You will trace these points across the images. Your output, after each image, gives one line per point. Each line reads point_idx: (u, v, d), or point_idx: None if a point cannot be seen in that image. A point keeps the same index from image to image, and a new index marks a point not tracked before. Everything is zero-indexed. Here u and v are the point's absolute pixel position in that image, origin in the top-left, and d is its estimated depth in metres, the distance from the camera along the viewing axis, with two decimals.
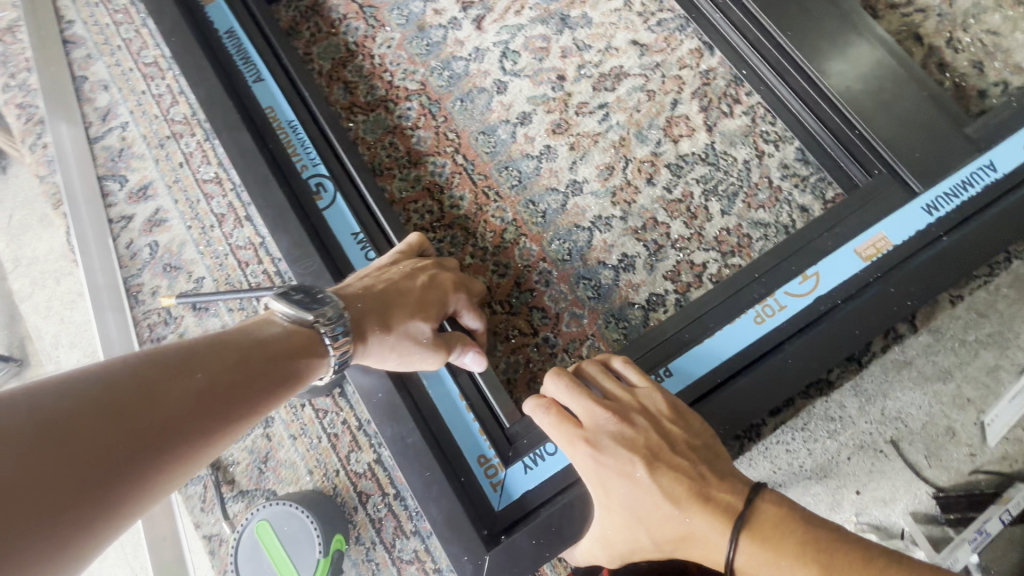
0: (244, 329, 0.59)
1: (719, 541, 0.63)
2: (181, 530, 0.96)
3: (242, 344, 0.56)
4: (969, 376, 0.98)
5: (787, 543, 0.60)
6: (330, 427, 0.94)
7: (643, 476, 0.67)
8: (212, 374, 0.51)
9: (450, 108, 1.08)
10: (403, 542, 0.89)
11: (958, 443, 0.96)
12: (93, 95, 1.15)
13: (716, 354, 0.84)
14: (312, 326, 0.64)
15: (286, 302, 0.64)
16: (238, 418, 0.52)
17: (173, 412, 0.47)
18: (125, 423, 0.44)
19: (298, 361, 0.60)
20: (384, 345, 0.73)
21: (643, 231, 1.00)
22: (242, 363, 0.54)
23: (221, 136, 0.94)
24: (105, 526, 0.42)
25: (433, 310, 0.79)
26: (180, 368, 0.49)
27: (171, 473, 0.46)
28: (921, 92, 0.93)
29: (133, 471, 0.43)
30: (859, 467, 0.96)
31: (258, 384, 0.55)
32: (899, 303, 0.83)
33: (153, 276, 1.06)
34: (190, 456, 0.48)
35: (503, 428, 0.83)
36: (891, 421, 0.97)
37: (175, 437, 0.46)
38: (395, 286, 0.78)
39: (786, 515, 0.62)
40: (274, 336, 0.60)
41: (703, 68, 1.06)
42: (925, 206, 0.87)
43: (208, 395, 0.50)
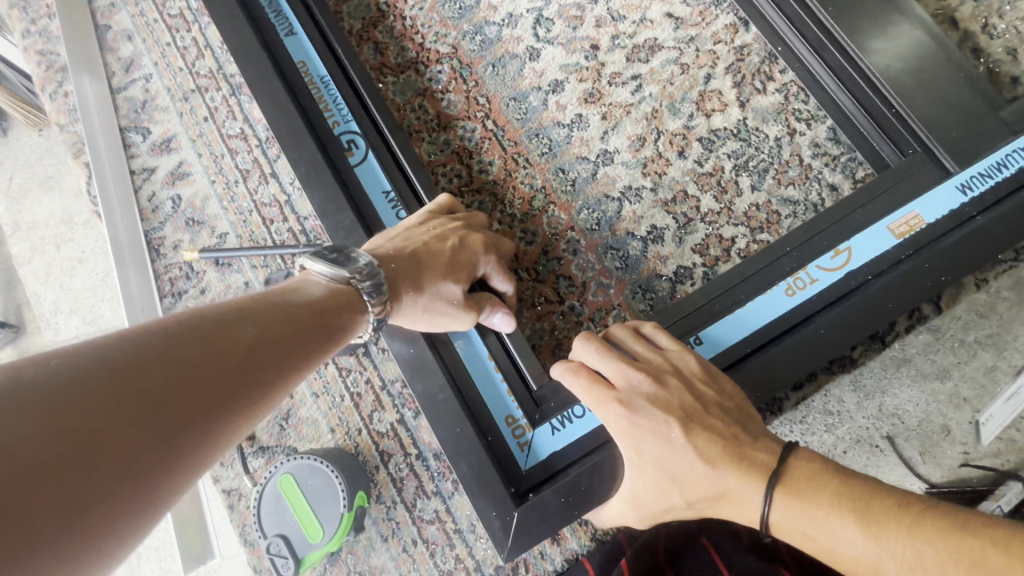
0: (283, 290, 0.58)
1: (754, 497, 0.64)
2: (201, 483, 0.95)
3: (284, 301, 0.55)
4: (966, 376, 0.99)
5: (822, 494, 0.61)
6: (353, 386, 0.94)
7: (677, 437, 0.68)
8: (262, 328, 0.50)
9: (482, 73, 1.07)
10: (424, 502, 0.89)
11: (953, 441, 0.98)
12: (116, 44, 1.13)
13: (747, 325, 0.85)
14: (349, 282, 0.62)
15: (320, 262, 0.63)
16: (294, 370, 0.52)
17: (231, 361, 0.46)
18: (189, 373, 0.42)
19: (341, 316, 0.59)
20: (416, 305, 0.73)
21: (673, 203, 0.99)
22: (290, 317, 0.54)
23: (254, 88, 0.93)
24: (184, 478, 0.41)
25: (463, 272, 0.78)
26: (230, 322, 0.48)
27: (238, 424, 0.45)
28: (958, 74, 0.93)
29: (203, 421, 0.42)
30: (855, 460, 0.99)
31: (308, 337, 0.54)
32: (931, 279, 0.83)
33: (176, 230, 1.05)
34: (253, 407, 0.47)
35: (530, 391, 0.83)
36: (888, 417, 0.98)
37: (238, 386, 0.45)
38: (426, 246, 0.76)
39: (821, 469, 0.63)
40: (314, 293, 0.59)
41: (738, 44, 1.05)
42: (960, 185, 0.87)
43: (263, 346, 0.49)
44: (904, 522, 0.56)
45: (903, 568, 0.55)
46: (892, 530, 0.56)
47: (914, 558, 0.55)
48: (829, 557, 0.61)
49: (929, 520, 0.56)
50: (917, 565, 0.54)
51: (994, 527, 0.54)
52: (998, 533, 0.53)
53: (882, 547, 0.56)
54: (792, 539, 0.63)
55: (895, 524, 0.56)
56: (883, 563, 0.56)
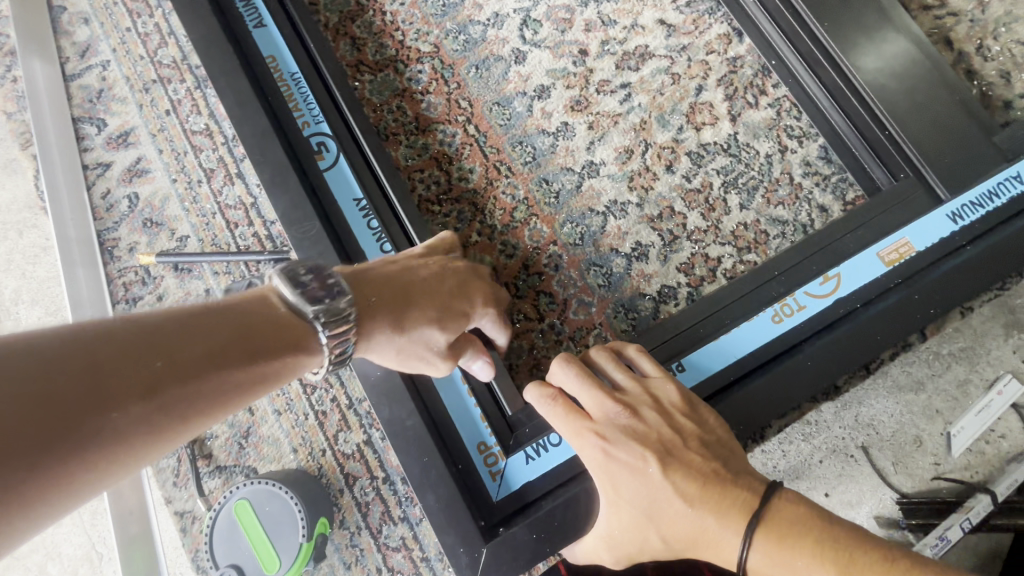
0: (236, 308, 0.51)
1: (733, 540, 0.61)
2: (151, 504, 0.89)
3: (222, 327, 0.48)
4: (939, 389, 0.98)
5: (803, 542, 0.58)
6: (318, 404, 0.89)
7: (654, 472, 0.64)
8: (174, 362, 0.43)
9: (465, 74, 1.02)
10: (390, 529, 0.85)
11: (924, 451, 0.97)
12: (71, 28, 1.05)
13: (731, 352, 0.82)
14: (309, 320, 0.55)
15: (292, 287, 0.55)
16: (199, 416, 0.44)
17: (114, 403, 0.39)
18: (49, 412, 0.36)
19: (285, 355, 0.52)
20: (391, 344, 0.65)
21: (659, 219, 0.96)
22: (218, 351, 0.46)
23: (216, 83, 0.86)
24: (3, 527, 0.35)
25: (455, 323, 0.70)
26: (136, 353, 0.41)
27: (99, 472, 0.39)
28: (952, 96, 0.91)
29: (48, 470, 0.36)
30: (830, 470, 0.96)
31: (231, 376, 0.46)
32: (921, 311, 0.81)
33: (131, 231, 0.98)
34: (126, 455, 0.40)
35: (505, 416, 0.79)
36: (864, 428, 0.97)
37: (109, 435, 0.39)
38: (423, 286, 0.69)
39: (805, 513, 0.60)
40: (266, 322, 0.52)
41: (731, 55, 1.02)
42: (951, 213, 0.85)
43: (166, 387, 0.42)
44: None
45: None
46: None
47: None
48: None
49: None
50: None
51: None
52: None
53: None
54: None
55: None
56: None
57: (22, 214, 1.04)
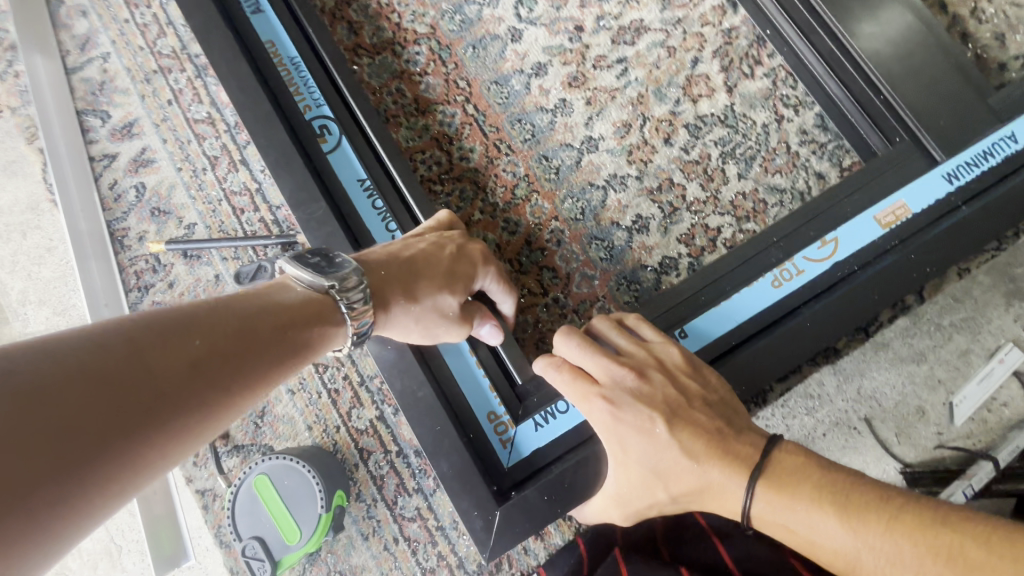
0: (255, 294, 0.54)
1: (737, 491, 0.63)
2: (172, 485, 0.92)
3: (247, 310, 0.51)
4: (941, 359, 1.00)
5: (803, 487, 0.60)
6: (330, 382, 0.91)
7: (661, 432, 0.67)
8: (213, 340, 0.46)
9: (462, 54, 1.03)
10: (406, 500, 0.88)
11: (927, 421, 0.98)
12: (70, 21, 1.06)
13: (732, 317, 0.84)
14: (327, 292, 0.59)
15: (302, 267, 0.60)
16: (243, 390, 0.47)
17: (166, 381, 0.42)
18: (110, 394, 0.38)
19: (309, 330, 0.55)
20: (409, 315, 0.69)
21: (659, 192, 0.97)
22: (248, 330, 0.49)
23: (218, 68, 0.87)
24: (95, 505, 0.38)
25: (461, 284, 0.74)
26: (177, 333, 0.44)
27: (162, 451, 0.41)
28: (947, 59, 0.91)
29: (118, 447, 0.38)
30: (834, 443, 0.97)
31: (266, 352, 0.50)
32: (917, 270, 0.83)
33: (140, 220, 0.99)
34: (183, 432, 0.43)
35: (513, 386, 0.82)
36: (867, 400, 0.98)
37: (167, 412, 0.41)
38: (423, 255, 0.73)
39: (804, 462, 0.63)
40: (286, 301, 0.55)
41: (726, 27, 1.02)
42: (946, 174, 0.86)
43: (209, 362, 0.45)
44: (885, 517, 0.56)
45: (882, 560, 0.55)
46: (872, 524, 0.56)
47: (893, 552, 0.55)
48: (810, 550, 0.60)
49: (910, 515, 0.55)
50: (895, 559, 0.54)
51: (977, 520, 0.54)
52: (977, 527, 0.53)
53: (862, 540, 0.56)
54: (774, 531, 0.63)
55: (876, 518, 0.56)
56: (863, 555, 0.56)
57: (26, 215, 1.05)
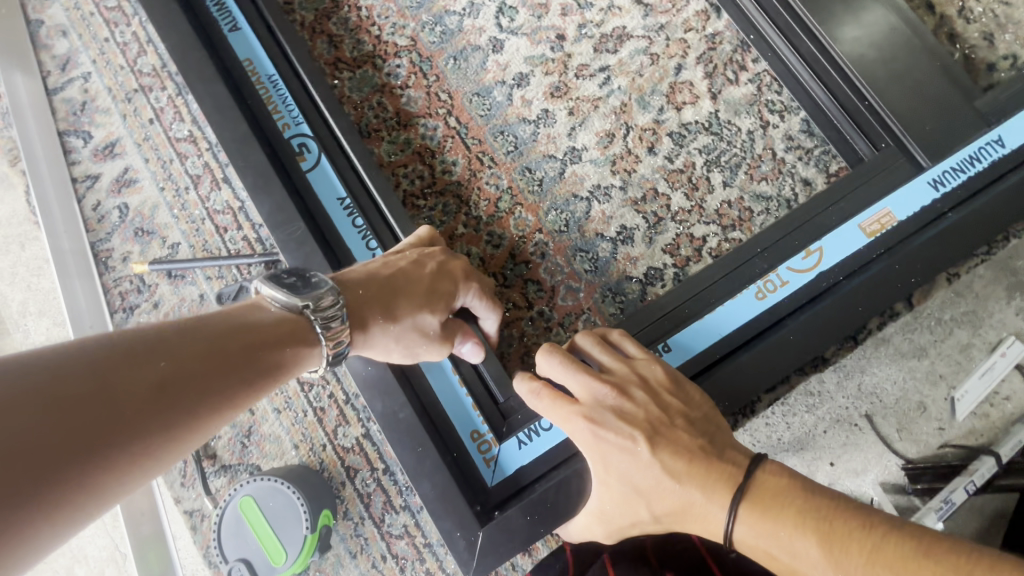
0: (230, 313, 0.54)
1: (719, 513, 0.63)
2: (161, 505, 0.92)
3: (220, 329, 0.50)
4: (942, 354, 1.00)
5: (786, 512, 0.60)
6: (316, 401, 0.91)
7: (643, 450, 0.66)
8: (179, 361, 0.45)
9: (443, 66, 1.02)
10: (393, 517, 0.88)
11: (929, 417, 0.99)
12: (50, 41, 1.06)
13: (716, 330, 0.83)
14: (300, 312, 0.58)
15: (277, 286, 0.59)
16: (209, 413, 0.47)
17: (126, 403, 0.41)
18: (65, 417, 0.38)
19: (283, 351, 0.55)
20: (387, 336, 0.68)
21: (643, 202, 0.96)
22: (219, 349, 0.49)
23: (194, 89, 0.86)
24: (47, 529, 0.37)
25: (442, 303, 0.73)
26: (142, 356, 0.43)
27: (119, 474, 0.41)
28: (932, 62, 0.90)
29: (70, 472, 0.38)
30: (835, 440, 0.99)
31: (236, 373, 0.49)
32: (902, 280, 0.82)
33: (124, 241, 0.99)
34: (143, 456, 0.42)
35: (497, 403, 0.81)
36: (867, 396, 0.99)
37: (126, 435, 0.41)
38: (403, 272, 0.72)
39: (787, 485, 0.62)
40: (261, 321, 0.55)
41: (710, 32, 1.01)
42: (931, 180, 0.85)
43: (174, 385, 0.44)
44: (865, 548, 0.55)
45: None
46: (853, 556, 0.55)
47: None
48: None
49: (891, 547, 0.54)
50: None
51: (959, 551, 0.52)
52: (960, 557, 0.52)
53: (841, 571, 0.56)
54: (757, 555, 0.62)
55: (857, 550, 0.55)
56: None
57: (25, 227, 1.02)
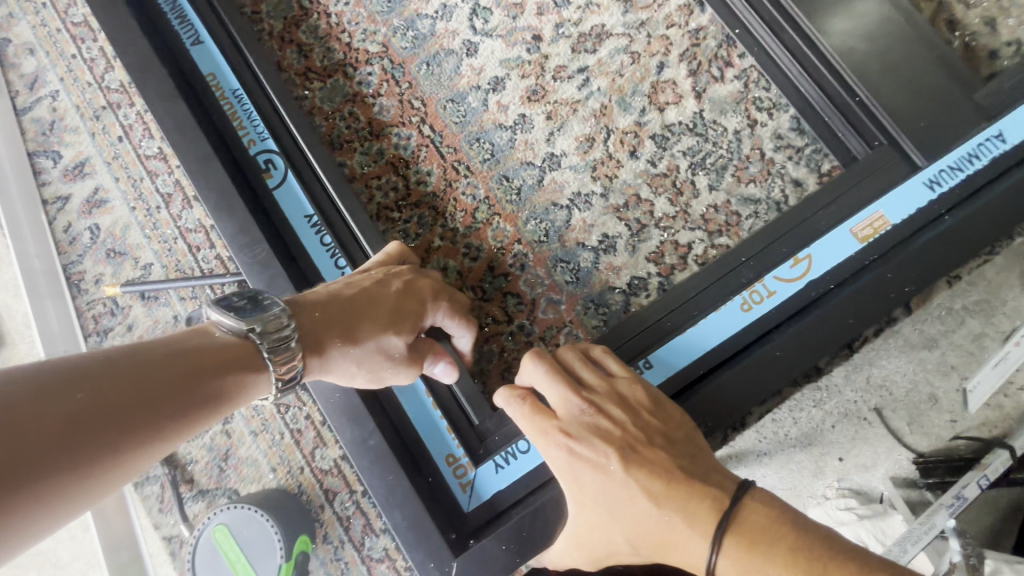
0: (170, 338, 0.51)
1: (701, 544, 0.59)
2: (139, 530, 0.91)
3: (155, 356, 0.47)
4: (954, 343, 0.99)
5: (775, 547, 0.56)
6: (292, 422, 0.89)
7: (616, 469, 0.64)
8: (100, 394, 0.43)
9: (415, 72, 0.99)
10: (373, 540, 0.86)
11: (941, 410, 0.99)
12: (18, 59, 1.04)
13: (698, 345, 0.79)
14: (246, 336, 0.55)
15: (226, 312, 0.56)
16: (133, 449, 0.44)
17: (33, 441, 0.39)
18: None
19: (225, 379, 0.51)
20: (347, 359, 0.64)
21: (625, 209, 0.92)
22: (148, 379, 0.46)
23: (154, 108, 0.83)
24: None
25: (408, 323, 0.69)
26: (58, 389, 0.41)
27: (22, 518, 0.38)
28: (928, 54, 0.85)
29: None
30: (842, 434, 0.99)
31: (166, 403, 0.46)
32: (896, 289, 0.77)
33: (96, 262, 0.98)
34: (51, 497, 0.39)
35: (472, 425, 0.79)
36: (875, 389, 0.98)
37: (30, 476, 0.38)
38: (367, 292, 0.68)
39: (775, 517, 0.59)
40: (203, 347, 0.52)
41: (693, 27, 0.96)
42: (928, 180, 0.81)
43: (90, 419, 0.42)
44: None
45: None
46: None
47: None
48: None
49: None
50: None
51: None
52: None
53: None
54: None
55: None
56: None
57: None
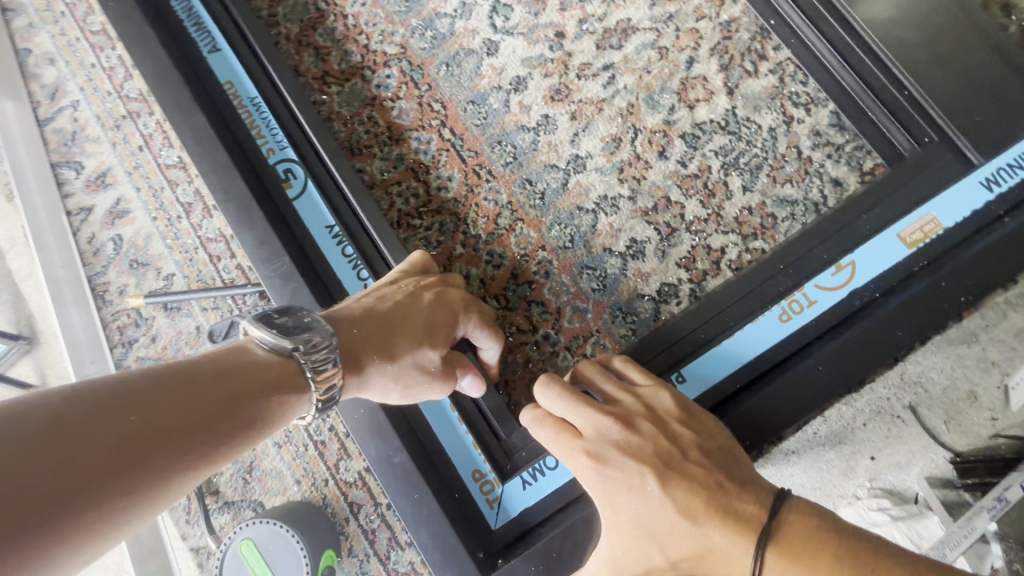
0: (213, 355, 0.47)
1: (743, 558, 0.56)
2: (166, 542, 0.92)
3: (202, 376, 0.44)
4: (995, 339, 0.94)
5: (819, 561, 0.53)
6: (316, 434, 0.89)
7: (653, 490, 0.60)
8: (152, 415, 0.40)
9: (435, 74, 0.96)
10: (398, 554, 0.85)
11: (980, 407, 0.93)
12: (38, 70, 1.04)
13: (734, 356, 0.76)
14: (290, 356, 0.51)
15: (266, 328, 0.51)
16: (182, 475, 0.40)
17: (82, 468, 0.35)
18: (4, 487, 0.32)
19: (272, 400, 0.48)
20: (385, 376, 0.61)
21: (654, 212, 0.89)
22: (197, 400, 0.42)
23: (173, 119, 0.82)
24: None
25: (441, 336, 0.67)
26: (107, 411, 0.38)
27: (66, 551, 0.35)
28: (983, 43, 0.79)
29: (3, 554, 0.31)
30: (875, 432, 0.93)
31: (215, 427, 0.43)
32: (949, 299, 0.72)
33: (119, 273, 0.98)
34: (99, 527, 0.36)
35: (499, 439, 0.77)
36: (910, 386, 0.94)
37: (81, 504, 0.35)
38: (401, 306, 0.66)
39: (817, 527, 0.56)
40: (248, 365, 0.48)
41: (724, 19, 0.91)
42: (984, 180, 0.76)
43: (140, 444, 0.38)
44: None
45: None
46: None
47: None
48: None
49: None
50: None
51: None
52: None
53: None
54: None
55: None
56: None
57: (20, 261, 1.04)
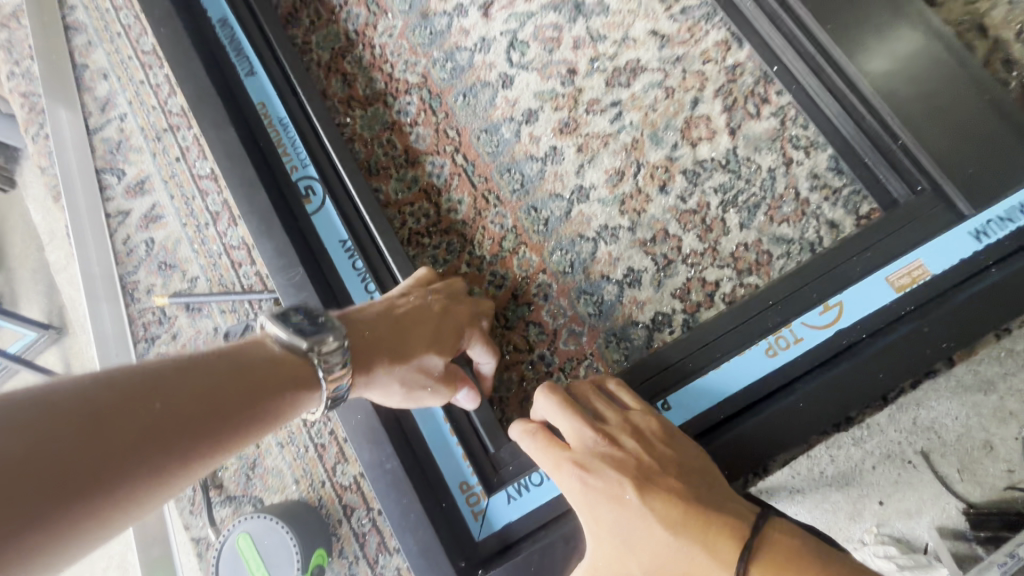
0: (234, 351, 0.52)
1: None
2: (171, 529, 0.98)
3: (223, 369, 0.49)
4: (1013, 388, 0.91)
5: None
6: (317, 437, 0.93)
7: (632, 498, 0.62)
8: (178, 402, 0.44)
9: (452, 103, 1.02)
10: (387, 558, 0.88)
11: (996, 458, 0.92)
12: (92, 84, 1.14)
13: (720, 388, 0.78)
14: (306, 355, 0.56)
15: (283, 325, 0.57)
16: (201, 457, 0.45)
17: (117, 445, 0.40)
18: (51, 459, 0.37)
19: (285, 394, 0.52)
20: (392, 377, 0.66)
21: (652, 243, 0.92)
22: (218, 391, 0.47)
23: (208, 136, 0.90)
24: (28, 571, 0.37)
25: (449, 345, 0.72)
26: (140, 396, 0.42)
27: (100, 517, 0.39)
28: (979, 97, 0.81)
29: (50, 517, 0.36)
30: (884, 476, 0.93)
31: (233, 416, 0.47)
32: (932, 345, 0.74)
33: (149, 274, 1.06)
34: (130, 499, 0.41)
35: (488, 453, 0.81)
36: (923, 432, 0.93)
37: (115, 477, 0.40)
38: (415, 312, 0.71)
39: (795, 561, 0.56)
40: (264, 361, 0.53)
41: (729, 63, 0.95)
42: (973, 231, 0.78)
43: (167, 427, 0.43)
44: None
45: None
46: None
47: None
48: None
49: None
50: None
51: None
52: None
53: None
54: None
55: None
56: None
57: (59, 257, 1.12)
